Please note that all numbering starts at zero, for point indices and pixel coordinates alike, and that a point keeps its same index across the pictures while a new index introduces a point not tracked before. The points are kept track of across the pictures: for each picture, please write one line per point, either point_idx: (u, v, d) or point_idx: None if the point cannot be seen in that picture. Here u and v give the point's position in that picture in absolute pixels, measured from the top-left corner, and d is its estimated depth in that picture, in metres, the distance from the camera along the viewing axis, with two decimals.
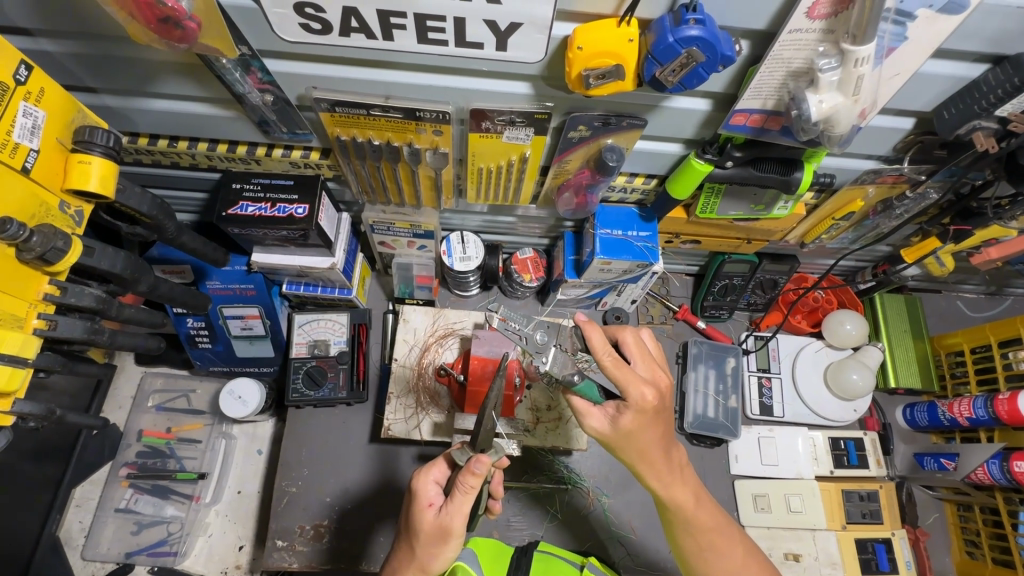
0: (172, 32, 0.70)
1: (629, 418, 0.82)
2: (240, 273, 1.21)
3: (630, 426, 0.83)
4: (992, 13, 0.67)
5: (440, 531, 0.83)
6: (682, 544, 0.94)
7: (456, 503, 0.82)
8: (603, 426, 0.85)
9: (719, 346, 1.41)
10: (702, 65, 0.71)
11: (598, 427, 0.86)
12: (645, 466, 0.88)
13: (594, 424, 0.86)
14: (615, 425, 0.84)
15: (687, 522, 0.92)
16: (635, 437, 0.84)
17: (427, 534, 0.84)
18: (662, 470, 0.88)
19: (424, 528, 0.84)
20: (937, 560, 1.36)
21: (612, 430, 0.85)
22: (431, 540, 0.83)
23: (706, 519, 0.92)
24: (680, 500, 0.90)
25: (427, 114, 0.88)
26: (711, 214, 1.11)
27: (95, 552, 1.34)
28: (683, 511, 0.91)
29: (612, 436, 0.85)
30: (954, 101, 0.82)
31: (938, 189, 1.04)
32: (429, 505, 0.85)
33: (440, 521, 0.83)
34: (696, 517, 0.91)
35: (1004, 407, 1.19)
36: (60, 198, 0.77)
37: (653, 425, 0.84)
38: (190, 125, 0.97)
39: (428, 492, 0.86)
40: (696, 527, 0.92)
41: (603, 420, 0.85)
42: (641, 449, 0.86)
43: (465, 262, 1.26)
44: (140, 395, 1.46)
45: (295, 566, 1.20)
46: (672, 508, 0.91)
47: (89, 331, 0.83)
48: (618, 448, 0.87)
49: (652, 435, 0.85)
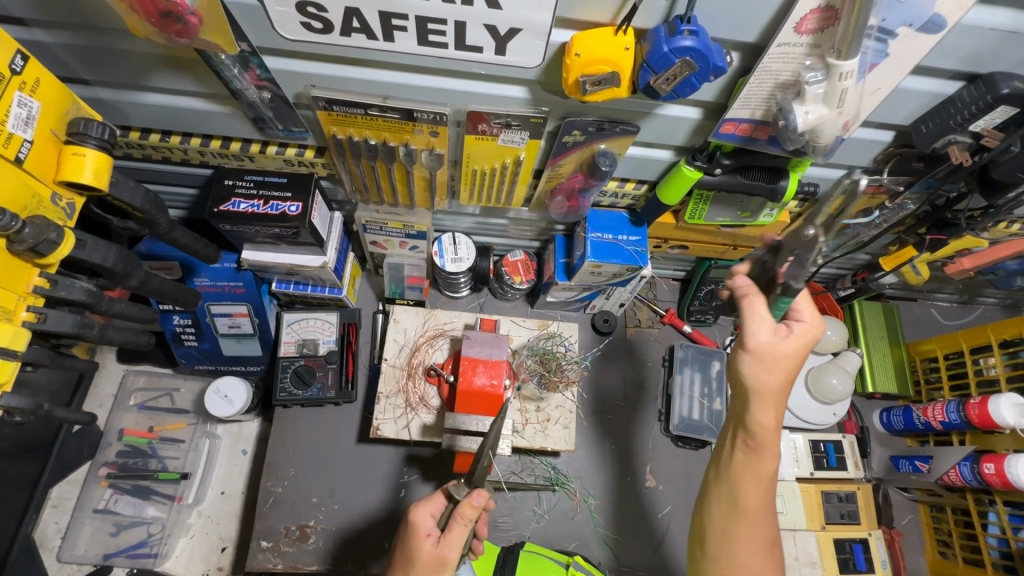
0: (171, 25, 0.70)
1: (792, 345, 0.79)
2: (230, 271, 1.21)
3: (787, 354, 0.79)
4: (967, 33, 0.71)
5: (437, 561, 0.84)
6: (712, 502, 0.88)
7: (455, 535, 0.84)
8: (757, 343, 0.80)
9: (705, 350, 1.43)
10: (695, 74, 0.73)
11: (757, 341, 0.79)
12: (761, 405, 0.80)
13: (755, 334, 0.79)
14: (771, 343, 0.79)
15: (735, 486, 0.85)
16: (767, 364, 0.79)
17: (423, 564, 0.84)
18: (765, 424, 0.81)
19: (420, 557, 0.84)
20: (911, 560, 1.40)
21: (765, 344, 0.79)
22: (429, 571, 0.84)
23: (753, 499, 0.84)
24: (757, 475, 0.83)
25: (424, 115, 0.89)
26: (699, 220, 1.14)
27: (71, 554, 1.31)
28: (754, 482, 0.83)
29: (762, 350, 0.79)
30: (931, 115, 0.86)
31: (916, 201, 1.08)
32: (427, 535, 0.86)
33: (439, 552, 0.84)
34: (745, 489, 0.84)
35: (976, 411, 1.23)
36: (52, 189, 0.77)
37: (788, 364, 0.79)
38: (184, 120, 0.97)
39: (426, 523, 0.86)
40: (747, 501, 0.84)
41: (769, 335, 0.79)
42: (759, 379, 0.79)
43: (456, 262, 1.28)
44: (121, 393, 1.43)
45: (280, 567, 1.19)
46: (737, 472, 0.84)
47: (79, 325, 0.82)
48: (751, 362, 0.80)
49: (767, 368, 0.79)
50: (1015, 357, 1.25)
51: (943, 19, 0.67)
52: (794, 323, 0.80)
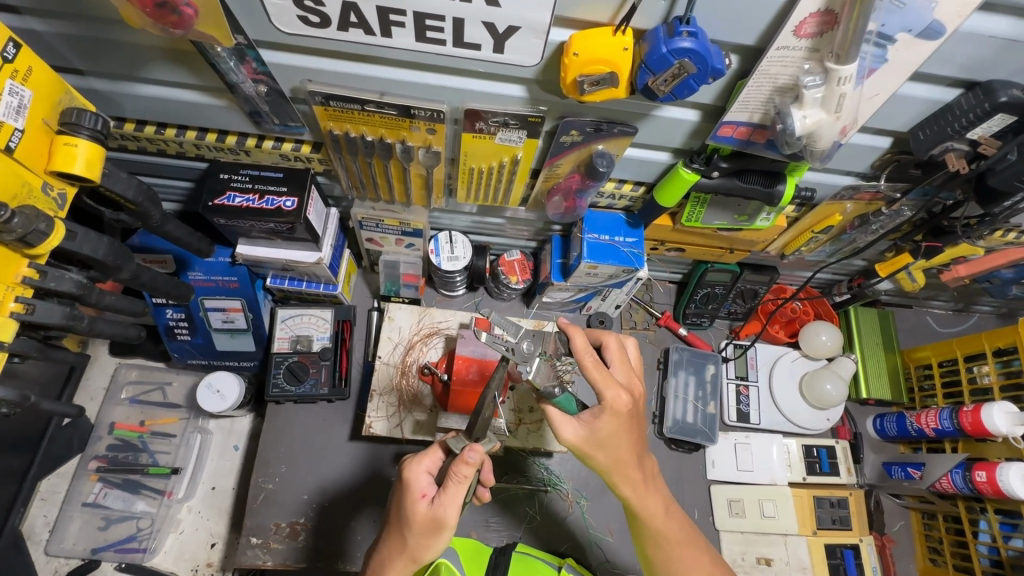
0: (167, 16, 0.69)
1: (607, 424, 0.85)
2: (225, 265, 1.20)
3: (608, 431, 0.86)
4: (967, 40, 0.71)
5: (433, 523, 0.82)
6: (652, 555, 0.95)
7: (450, 495, 0.82)
8: (579, 434, 0.86)
9: (699, 353, 1.44)
10: (693, 76, 0.73)
11: (573, 436, 0.86)
12: (619, 472, 0.89)
13: (568, 433, 0.86)
14: (591, 432, 0.86)
15: (660, 540, 0.94)
16: (601, 448, 0.86)
17: (419, 525, 0.83)
18: (635, 478, 0.90)
19: (416, 518, 0.83)
20: (902, 568, 1.40)
21: (587, 437, 0.86)
22: (425, 532, 0.83)
23: (670, 533, 0.94)
24: (652, 511, 0.92)
25: (422, 112, 0.88)
26: (696, 223, 1.14)
27: (59, 548, 1.30)
28: (654, 522, 0.93)
29: (588, 443, 0.86)
30: (929, 122, 0.85)
31: (912, 207, 1.08)
32: (422, 497, 0.84)
33: (435, 513, 0.82)
34: (663, 532, 0.93)
35: (969, 419, 1.23)
36: (43, 179, 0.76)
37: (619, 440, 0.87)
38: (180, 112, 0.96)
39: (420, 483, 0.85)
40: (664, 540, 0.94)
41: (580, 428, 0.86)
42: (610, 456, 0.87)
43: (452, 261, 1.27)
44: (113, 386, 1.42)
45: (268, 564, 1.19)
46: (643, 518, 0.93)
47: (68, 317, 0.81)
48: (589, 456, 0.88)
49: (614, 449, 0.87)
50: (1008, 366, 1.26)
51: (942, 26, 0.67)
52: (599, 412, 0.86)
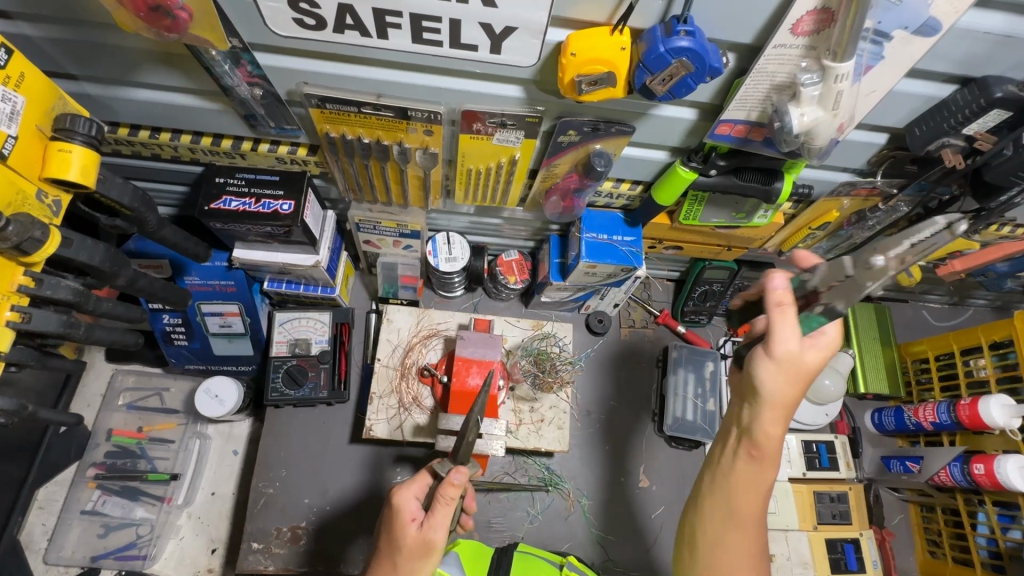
0: (161, 20, 0.69)
1: (813, 356, 0.76)
2: (221, 269, 1.20)
3: (803, 366, 0.76)
4: (962, 36, 0.71)
5: (423, 546, 0.83)
6: (707, 509, 0.85)
7: (439, 517, 0.83)
8: (790, 348, 0.75)
9: (699, 350, 1.41)
10: (690, 75, 0.73)
11: (786, 350, 0.75)
12: (772, 418, 0.79)
13: (781, 339, 0.75)
14: (794, 355, 0.75)
15: (731, 499, 0.83)
16: (786, 372, 0.76)
17: (409, 548, 0.83)
18: (773, 441, 0.80)
19: (406, 543, 0.83)
20: (901, 560, 1.41)
21: (794, 354, 0.75)
22: (415, 556, 0.83)
23: (748, 506, 0.82)
24: (755, 486, 0.82)
25: (418, 113, 0.88)
26: (694, 220, 1.14)
27: (58, 556, 1.29)
28: (749, 488, 0.82)
29: (780, 362, 0.75)
30: (925, 118, 0.86)
31: (908, 203, 1.09)
32: (411, 521, 0.84)
33: (425, 536, 0.83)
34: (741, 502, 0.82)
35: (966, 412, 1.24)
36: (38, 187, 0.75)
37: (803, 378, 0.77)
38: (173, 116, 0.95)
39: (410, 507, 0.85)
40: (735, 517, 0.83)
41: (795, 351, 0.75)
42: (779, 392, 0.77)
43: (450, 262, 1.27)
44: (110, 393, 1.41)
45: (270, 569, 1.18)
46: (729, 473, 0.83)
47: (64, 325, 0.80)
48: (768, 374, 0.76)
49: (785, 387, 0.77)
50: (1004, 358, 1.26)
51: (938, 22, 0.68)
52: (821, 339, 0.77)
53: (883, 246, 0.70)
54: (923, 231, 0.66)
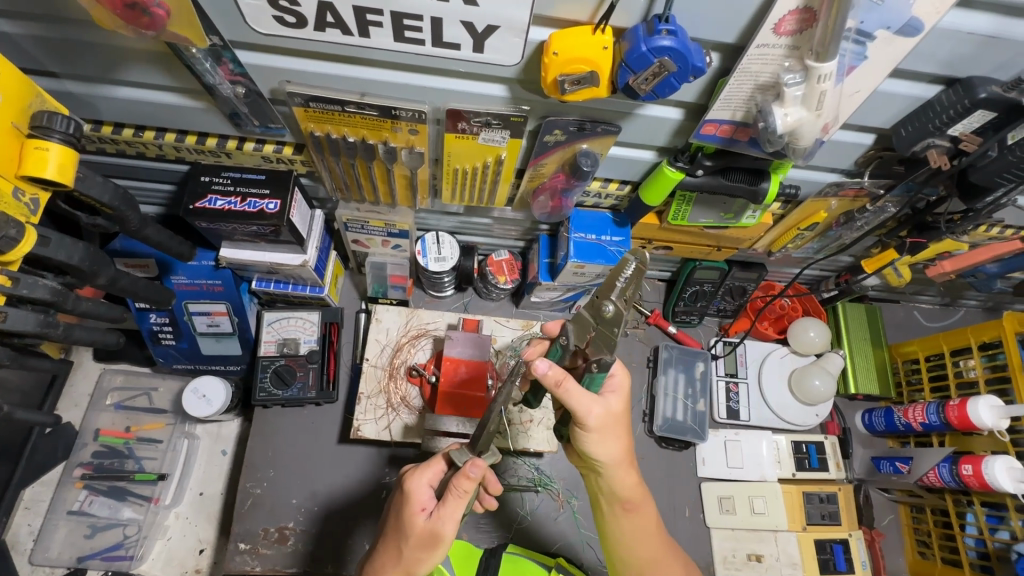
0: (139, 18, 0.68)
1: (618, 402, 0.83)
2: (208, 269, 1.19)
3: (617, 413, 0.82)
4: (946, 36, 0.71)
5: (431, 536, 0.82)
6: (622, 559, 0.93)
7: (449, 509, 0.81)
8: (599, 416, 0.79)
9: (689, 350, 1.44)
10: (673, 75, 0.72)
11: (598, 413, 0.79)
12: (618, 471, 0.86)
13: (593, 412, 0.79)
14: (607, 411, 0.81)
15: (631, 543, 0.92)
16: (608, 432, 0.82)
17: (416, 538, 0.82)
18: (630, 482, 0.88)
19: (414, 531, 0.82)
20: (891, 561, 1.41)
21: (605, 414, 0.80)
22: (422, 546, 0.82)
23: (648, 546, 0.91)
24: (642, 522, 0.91)
25: (403, 113, 0.87)
26: (683, 221, 1.13)
27: (44, 557, 1.29)
28: (638, 521, 0.91)
29: (602, 423, 0.81)
30: (911, 119, 0.85)
31: (896, 203, 1.09)
32: (421, 510, 0.83)
33: (433, 526, 0.81)
34: (640, 540, 0.91)
35: (956, 413, 1.23)
36: (14, 185, 0.74)
37: (621, 425, 0.84)
38: (157, 114, 0.95)
39: (421, 496, 0.84)
40: (636, 545, 0.92)
41: (602, 410, 0.80)
42: (610, 449, 0.84)
43: (439, 262, 1.27)
44: (98, 393, 1.41)
45: (257, 570, 1.18)
46: (615, 514, 0.91)
47: (42, 324, 0.79)
48: (596, 438, 0.82)
49: (615, 444, 0.84)
50: (993, 359, 1.27)
51: (921, 22, 0.67)
52: (608, 394, 0.83)
53: (603, 291, 0.74)
54: (626, 271, 0.71)
